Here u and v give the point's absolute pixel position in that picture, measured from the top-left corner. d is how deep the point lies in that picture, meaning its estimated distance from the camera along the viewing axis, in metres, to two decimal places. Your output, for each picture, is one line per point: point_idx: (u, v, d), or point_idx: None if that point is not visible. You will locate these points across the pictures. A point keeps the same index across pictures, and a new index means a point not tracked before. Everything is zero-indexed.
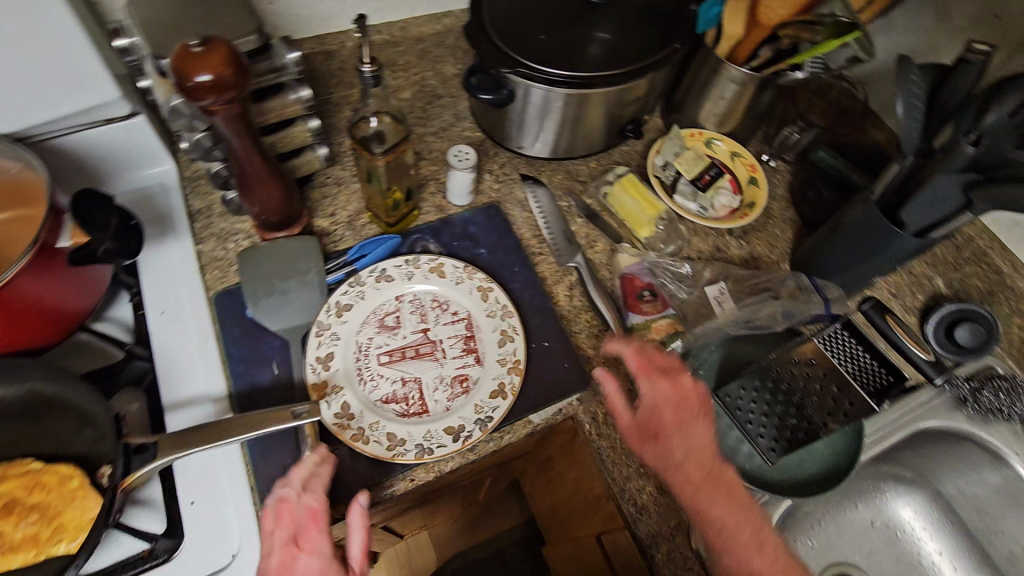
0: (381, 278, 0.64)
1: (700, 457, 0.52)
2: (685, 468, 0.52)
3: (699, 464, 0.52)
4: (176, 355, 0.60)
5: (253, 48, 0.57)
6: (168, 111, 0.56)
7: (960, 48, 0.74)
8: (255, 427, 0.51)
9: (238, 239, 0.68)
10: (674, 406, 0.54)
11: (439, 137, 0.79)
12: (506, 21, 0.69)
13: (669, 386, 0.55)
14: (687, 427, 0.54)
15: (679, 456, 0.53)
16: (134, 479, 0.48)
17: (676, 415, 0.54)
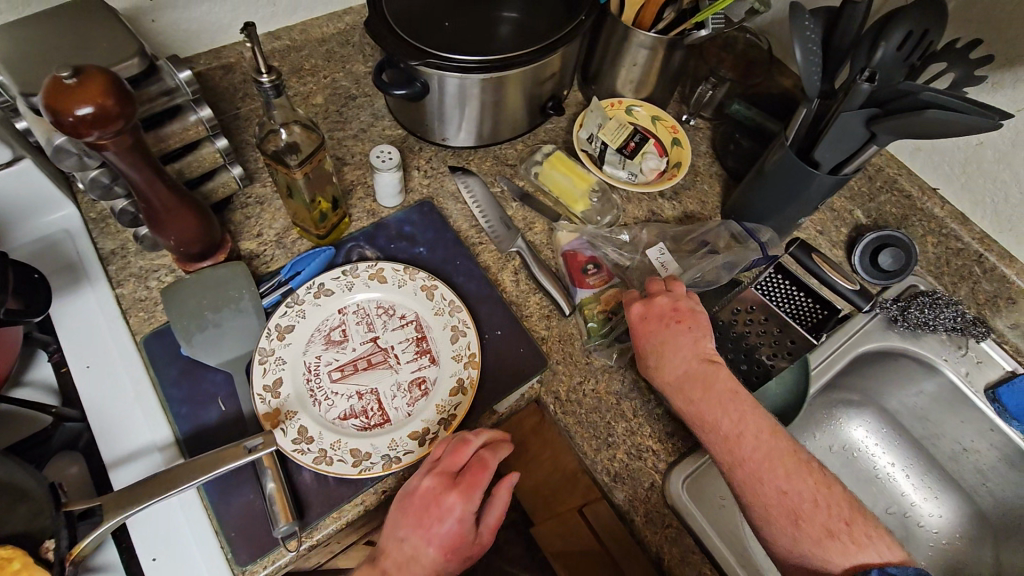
0: (320, 293, 0.61)
1: (676, 362, 0.55)
2: (664, 371, 0.55)
3: (676, 367, 0.55)
4: (110, 409, 0.56)
5: (137, 72, 0.53)
6: (52, 151, 0.50)
7: None
8: (208, 470, 0.48)
9: (160, 275, 0.64)
10: (645, 320, 0.58)
11: (360, 140, 0.76)
12: (409, 13, 0.67)
13: (642, 307, 0.59)
14: (659, 339, 0.57)
15: (657, 366, 0.56)
16: (82, 549, 0.47)
17: (649, 330, 0.58)
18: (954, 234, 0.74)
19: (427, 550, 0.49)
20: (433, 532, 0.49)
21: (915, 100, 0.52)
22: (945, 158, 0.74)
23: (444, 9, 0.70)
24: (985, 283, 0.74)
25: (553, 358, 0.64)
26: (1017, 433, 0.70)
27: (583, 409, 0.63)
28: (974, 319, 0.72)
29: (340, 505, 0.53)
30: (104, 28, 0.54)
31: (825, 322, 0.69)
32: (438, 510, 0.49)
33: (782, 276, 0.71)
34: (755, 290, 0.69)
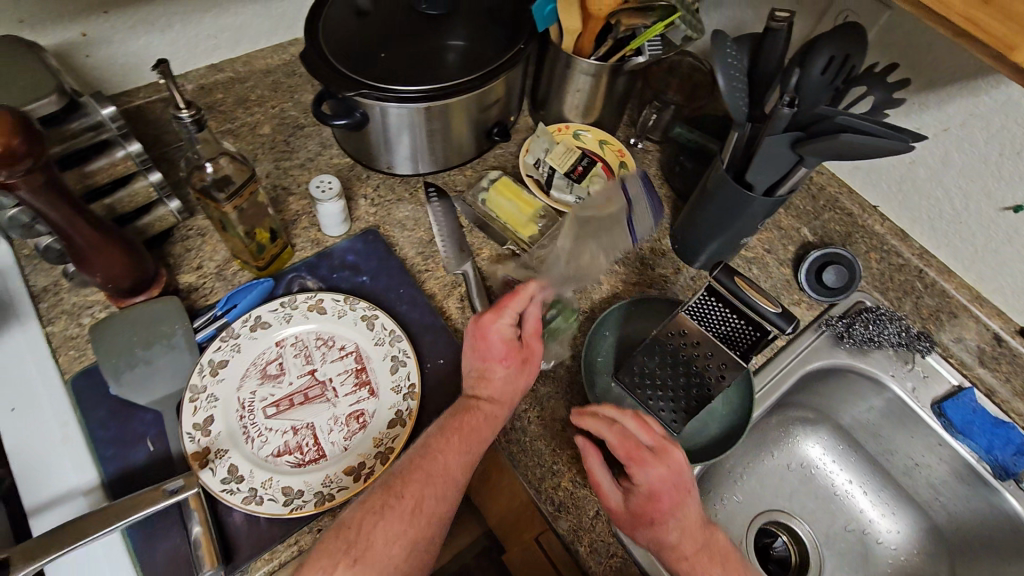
0: (257, 326, 0.61)
1: (694, 538, 0.52)
2: (681, 547, 0.52)
3: (692, 540, 0.52)
4: (34, 452, 0.54)
5: (56, 110, 0.53)
6: None
7: (765, 16, 0.80)
8: (125, 515, 0.47)
9: (93, 312, 0.62)
10: (668, 489, 0.52)
11: (306, 169, 0.76)
12: (344, 44, 0.66)
13: (664, 471, 0.52)
14: (677, 511, 0.52)
15: (673, 538, 0.52)
16: None
17: (668, 500, 0.52)
18: (895, 250, 0.76)
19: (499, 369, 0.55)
20: (496, 355, 0.55)
21: (832, 123, 0.53)
22: (882, 177, 0.76)
23: (384, 40, 0.68)
24: (927, 298, 0.75)
25: None
26: (964, 447, 0.69)
27: (528, 436, 0.62)
28: (918, 333, 0.73)
29: (271, 545, 0.52)
30: (23, 66, 0.53)
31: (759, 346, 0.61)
32: (490, 336, 0.56)
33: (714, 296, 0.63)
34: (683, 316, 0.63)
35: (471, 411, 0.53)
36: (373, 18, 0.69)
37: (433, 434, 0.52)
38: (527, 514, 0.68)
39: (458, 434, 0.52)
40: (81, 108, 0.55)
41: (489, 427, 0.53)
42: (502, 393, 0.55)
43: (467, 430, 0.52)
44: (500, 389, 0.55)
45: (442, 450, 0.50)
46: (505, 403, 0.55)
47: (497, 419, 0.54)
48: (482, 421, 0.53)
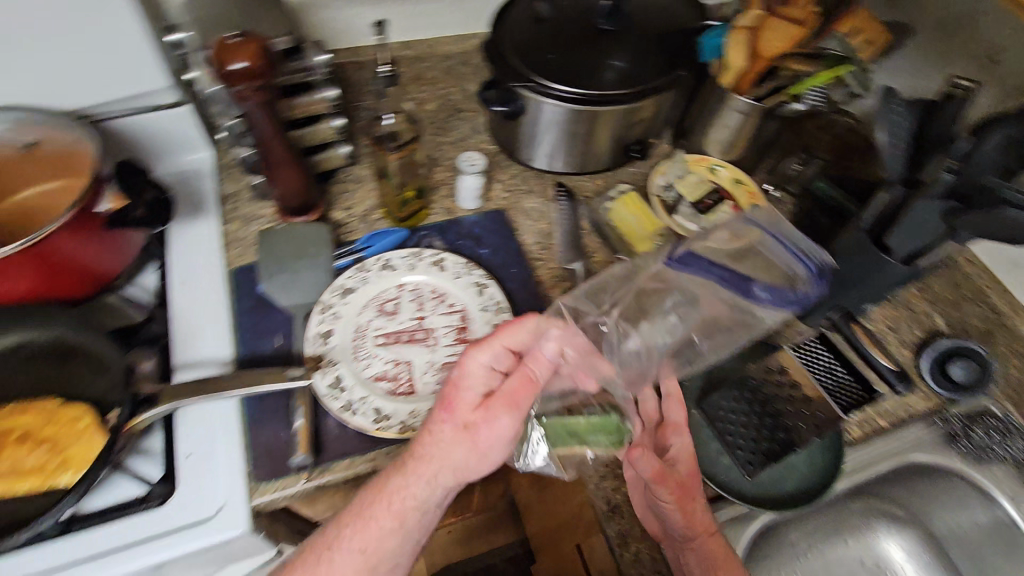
0: (385, 267, 0.68)
1: (699, 516, 0.56)
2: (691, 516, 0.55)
3: (699, 517, 0.55)
4: (191, 320, 0.65)
5: (286, 47, 0.64)
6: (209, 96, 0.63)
7: (940, 84, 0.77)
8: (251, 386, 0.56)
9: (260, 222, 0.72)
10: (689, 459, 0.58)
11: (456, 147, 0.84)
12: (521, 41, 0.73)
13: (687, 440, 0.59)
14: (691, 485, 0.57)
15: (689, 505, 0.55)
16: (138, 422, 0.53)
17: (688, 468, 0.57)
18: None
19: (444, 423, 0.52)
20: (452, 405, 0.52)
21: (996, 196, 0.50)
22: None
23: (553, 42, 0.72)
24: None
25: None
26: None
27: None
28: None
29: (353, 454, 0.57)
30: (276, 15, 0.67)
31: (859, 403, 0.65)
32: (464, 375, 0.53)
33: (824, 346, 0.67)
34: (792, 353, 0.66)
35: (379, 497, 0.51)
36: (553, 22, 0.74)
37: (333, 528, 0.52)
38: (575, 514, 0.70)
39: (353, 526, 0.51)
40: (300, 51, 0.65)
41: (390, 512, 0.51)
42: (435, 452, 0.51)
43: (366, 516, 0.51)
44: (433, 452, 0.51)
45: (330, 549, 0.51)
46: (428, 478, 0.51)
47: (407, 506, 0.51)
48: (387, 504, 0.51)
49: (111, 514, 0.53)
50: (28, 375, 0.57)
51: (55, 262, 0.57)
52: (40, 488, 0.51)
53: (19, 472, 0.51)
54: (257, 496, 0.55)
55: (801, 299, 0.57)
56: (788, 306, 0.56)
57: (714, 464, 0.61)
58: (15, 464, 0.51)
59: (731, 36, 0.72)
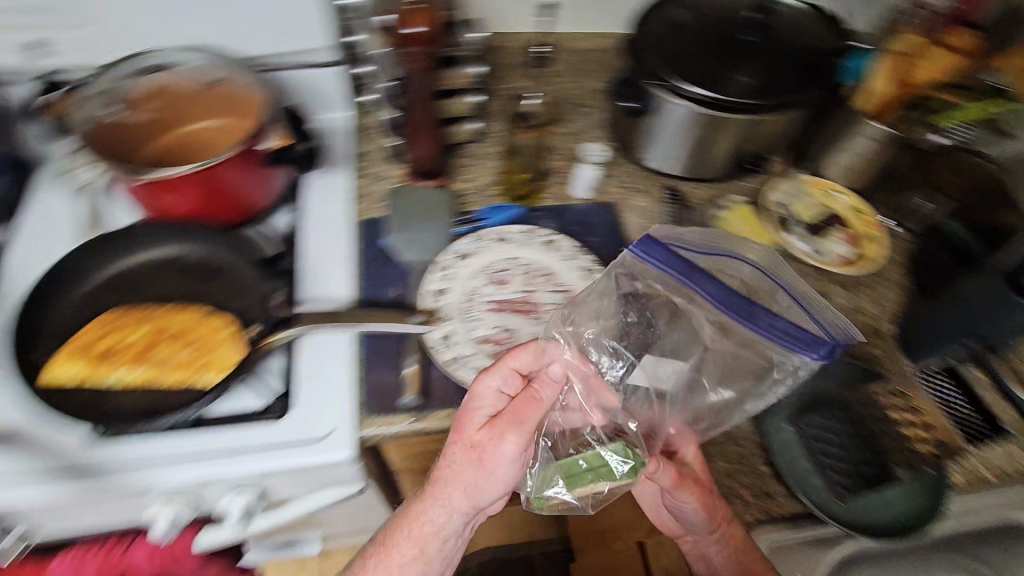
0: (501, 239, 0.71)
1: (716, 510, 0.61)
2: (710, 510, 0.61)
3: (714, 510, 0.61)
4: (318, 261, 0.70)
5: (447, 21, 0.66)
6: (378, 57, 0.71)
7: None
8: (374, 324, 0.61)
9: (388, 182, 0.78)
10: (703, 468, 0.60)
11: (574, 137, 0.85)
12: (661, 42, 0.74)
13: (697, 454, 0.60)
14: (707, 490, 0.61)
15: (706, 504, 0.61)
16: (274, 340, 0.59)
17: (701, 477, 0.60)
18: None
19: (452, 447, 0.55)
20: (462, 430, 0.55)
21: None
22: None
23: (695, 48, 0.73)
24: None
25: None
26: None
27: None
28: None
29: (453, 406, 0.60)
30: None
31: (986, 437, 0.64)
32: (474, 398, 0.55)
33: (949, 377, 0.69)
34: (917, 384, 0.67)
35: (401, 528, 0.59)
36: (692, 28, 0.76)
37: (366, 550, 0.62)
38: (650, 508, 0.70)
39: (379, 553, 0.60)
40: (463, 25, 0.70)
41: (409, 539, 0.58)
42: (447, 477, 0.55)
43: (388, 547, 0.60)
44: (445, 478, 0.55)
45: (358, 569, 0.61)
46: (442, 504, 0.56)
47: (424, 536, 0.58)
48: (408, 530, 0.58)
49: (238, 419, 0.59)
50: (182, 283, 0.63)
51: (217, 186, 0.63)
52: (182, 382, 0.57)
53: (170, 364, 0.57)
54: (365, 427, 0.60)
55: (815, 351, 0.48)
56: (792, 348, 0.49)
57: (805, 484, 0.59)
58: (166, 356, 0.58)
59: (886, 57, 0.70)
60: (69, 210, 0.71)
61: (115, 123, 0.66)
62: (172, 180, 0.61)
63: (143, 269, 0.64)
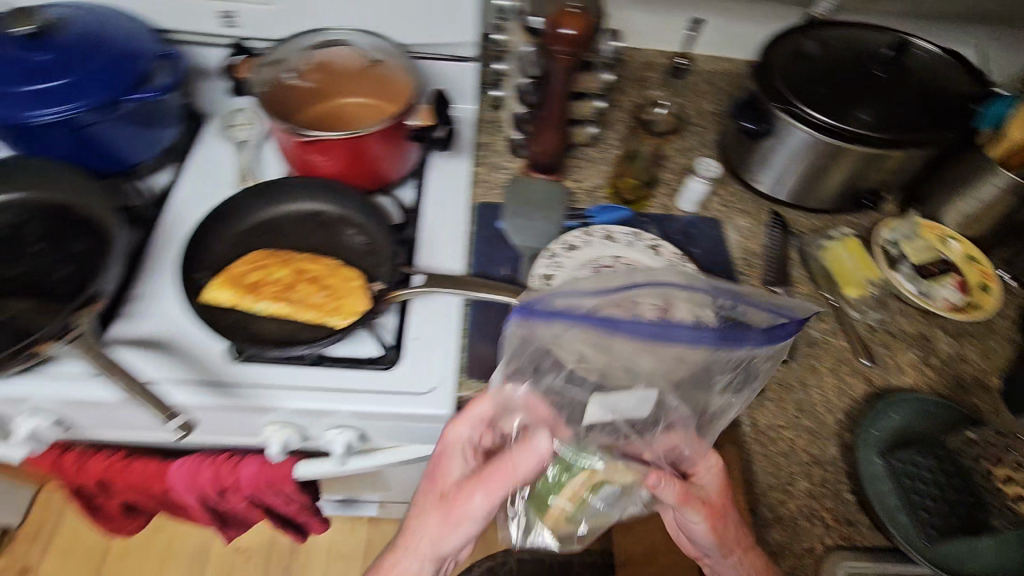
0: (608, 237, 0.75)
1: (732, 533, 0.58)
2: (727, 532, 0.58)
3: (735, 532, 0.58)
4: (436, 233, 0.75)
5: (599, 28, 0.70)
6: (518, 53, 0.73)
7: None
8: (482, 292, 0.64)
9: (504, 172, 0.83)
10: (722, 491, 0.58)
11: (683, 152, 0.87)
12: (790, 68, 0.76)
13: (720, 474, 0.58)
14: (726, 511, 0.58)
15: (721, 523, 0.58)
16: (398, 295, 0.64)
17: (721, 496, 0.58)
18: None
19: (428, 494, 0.60)
20: (438, 478, 0.60)
21: None
22: None
23: (825, 78, 0.74)
24: None
25: (766, 393, 0.67)
26: None
27: (774, 447, 0.64)
28: None
29: None
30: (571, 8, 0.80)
31: None
32: (449, 446, 0.59)
33: None
34: None
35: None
36: (823, 59, 0.77)
37: None
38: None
39: None
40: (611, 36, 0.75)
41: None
42: (420, 529, 0.59)
43: None
44: (416, 531, 0.59)
45: None
46: (412, 553, 0.59)
47: None
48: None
49: (353, 363, 0.65)
50: (320, 236, 0.70)
51: (364, 151, 0.71)
52: (315, 320, 0.63)
53: (304, 303, 0.64)
54: (463, 388, 0.65)
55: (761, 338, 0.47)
56: (742, 345, 0.46)
57: (894, 518, 0.59)
58: (302, 295, 0.64)
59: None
60: (231, 161, 0.80)
61: (287, 87, 0.74)
62: (329, 141, 0.69)
63: (289, 218, 0.71)
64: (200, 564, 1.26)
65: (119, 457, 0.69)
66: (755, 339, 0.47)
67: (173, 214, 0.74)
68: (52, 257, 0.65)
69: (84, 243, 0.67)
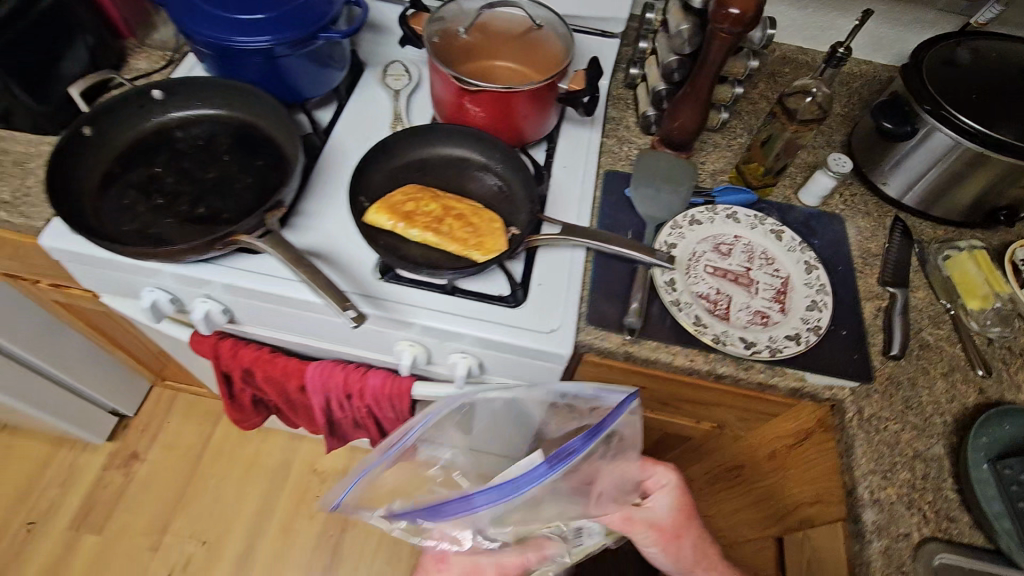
0: (731, 217, 0.78)
1: (692, 546, 0.72)
2: (689, 559, 0.71)
3: (695, 552, 0.71)
4: (565, 193, 0.81)
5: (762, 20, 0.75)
6: (673, 31, 0.74)
7: None
8: (614, 245, 0.69)
9: (632, 147, 0.87)
10: (682, 512, 0.71)
11: (810, 149, 0.88)
12: (944, 73, 0.75)
13: (681, 488, 0.71)
14: (691, 524, 0.72)
15: (682, 541, 0.71)
16: (536, 241, 0.70)
17: (682, 520, 0.71)
18: None
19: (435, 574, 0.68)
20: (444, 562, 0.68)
21: None
22: None
23: (979, 87, 0.74)
24: None
25: (874, 385, 0.69)
26: None
27: (878, 436, 0.66)
28: None
29: (665, 341, 0.68)
30: None
31: None
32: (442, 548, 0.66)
33: None
34: None
35: None
36: (981, 68, 0.76)
37: None
38: (826, 494, 0.73)
39: None
40: (768, 23, 0.76)
41: None
42: None
43: None
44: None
45: None
46: None
47: None
48: None
49: (483, 297, 0.71)
50: (465, 181, 0.77)
51: (516, 106, 0.76)
52: (459, 252, 0.70)
53: (450, 236, 0.70)
54: (582, 333, 0.70)
55: (504, 488, 0.54)
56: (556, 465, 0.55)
57: (998, 522, 0.59)
58: (448, 228, 0.71)
59: None
60: (386, 106, 0.88)
61: (454, 40, 0.81)
62: (489, 94, 0.74)
63: (438, 161, 0.78)
64: (281, 478, 1.38)
65: (265, 351, 0.79)
66: (500, 496, 0.54)
67: (334, 145, 0.82)
68: (239, 167, 0.75)
69: (265, 158, 0.75)
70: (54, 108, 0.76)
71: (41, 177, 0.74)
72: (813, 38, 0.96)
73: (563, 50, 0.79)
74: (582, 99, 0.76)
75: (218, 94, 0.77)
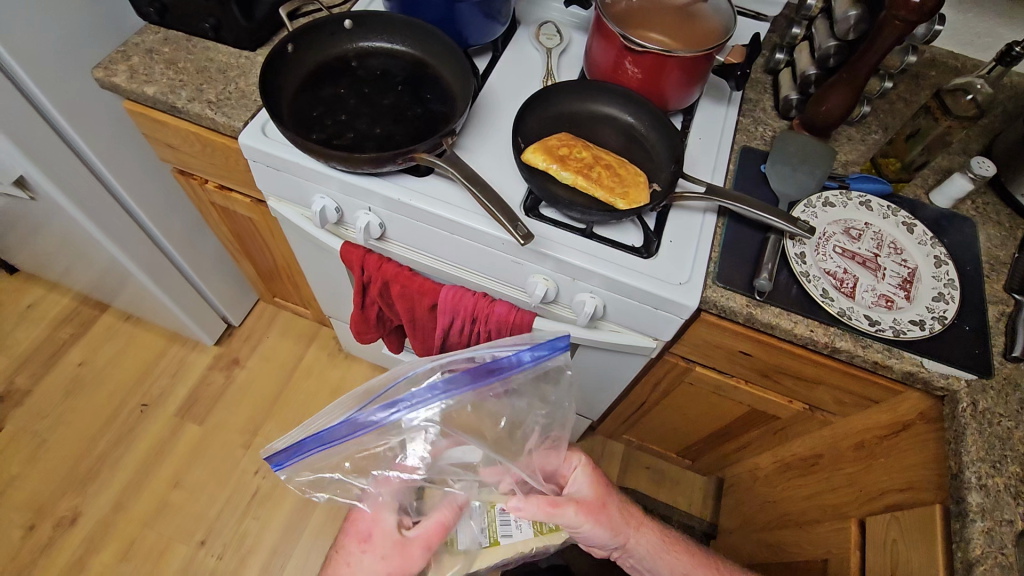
0: (863, 204, 0.80)
1: (609, 515, 0.68)
2: (616, 517, 0.69)
3: (620, 516, 0.69)
4: (700, 160, 0.84)
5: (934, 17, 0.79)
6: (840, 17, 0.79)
7: None
8: (756, 209, 0.73)
9: (767, 128, 0.89)
10: (600, 484, 0.70)
11: (947, 153, 0.89)
12: None
13: (588, 467, 0.71)
14: (610, 502, 0.69)
15: (600, 513, 0.68)
16: (680, 198, 0.74)
17: (599, 489, 0.70)
18: None
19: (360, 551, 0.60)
20: (367, 538, 0.61)
21: None
22: None
23: None
24: None
25: (991, 383, 0.70)
26: None
27: (990, 429, 0.68)
28: None
29: (788, 307, 0.73)
30: None
31: None
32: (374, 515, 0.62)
33: None
34: None
35: None
36: None
37: None
38: (918, 478, 0.74)
39: None
40: (936, 19, 0.80)
41: None
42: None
43: None
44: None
45: None
46: None
47: None
48: None
49: (618, 244, 0.75)
50: (612, 138, 0.82)
51: (671, 73, 0.79)
52: (604, 198, 0.75)
53: (598, 183, 0.75)
54: (708, 290, 0.74)
55: (436, 389, 0.56)
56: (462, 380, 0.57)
57: None
58: (597, 175, 0.76)
59: None
60: (538, 61, 0.93)
61: (626, 7, 0.86)
62: (651, 56, 0.78)
63: (588, 116, 0.84)
64: None
65: (405, 270, 0.88)
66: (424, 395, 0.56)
67: (490, 91, 0.88)
68: (410, 98, 0.82)
69: (434, 94, 0.83)
70: (257, 26, 0.86)
71: (241, 85, 0.84)
72: (967, 44, 0.98)
73: (725, 28, 0.82)
74: (737, 71, 0.83)
75: (400, 31, 0.85)
